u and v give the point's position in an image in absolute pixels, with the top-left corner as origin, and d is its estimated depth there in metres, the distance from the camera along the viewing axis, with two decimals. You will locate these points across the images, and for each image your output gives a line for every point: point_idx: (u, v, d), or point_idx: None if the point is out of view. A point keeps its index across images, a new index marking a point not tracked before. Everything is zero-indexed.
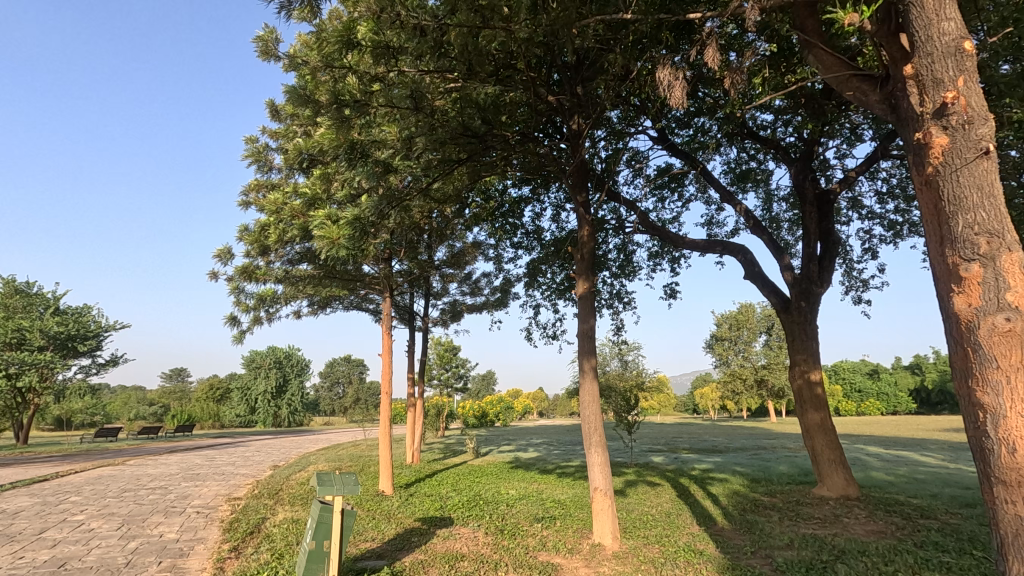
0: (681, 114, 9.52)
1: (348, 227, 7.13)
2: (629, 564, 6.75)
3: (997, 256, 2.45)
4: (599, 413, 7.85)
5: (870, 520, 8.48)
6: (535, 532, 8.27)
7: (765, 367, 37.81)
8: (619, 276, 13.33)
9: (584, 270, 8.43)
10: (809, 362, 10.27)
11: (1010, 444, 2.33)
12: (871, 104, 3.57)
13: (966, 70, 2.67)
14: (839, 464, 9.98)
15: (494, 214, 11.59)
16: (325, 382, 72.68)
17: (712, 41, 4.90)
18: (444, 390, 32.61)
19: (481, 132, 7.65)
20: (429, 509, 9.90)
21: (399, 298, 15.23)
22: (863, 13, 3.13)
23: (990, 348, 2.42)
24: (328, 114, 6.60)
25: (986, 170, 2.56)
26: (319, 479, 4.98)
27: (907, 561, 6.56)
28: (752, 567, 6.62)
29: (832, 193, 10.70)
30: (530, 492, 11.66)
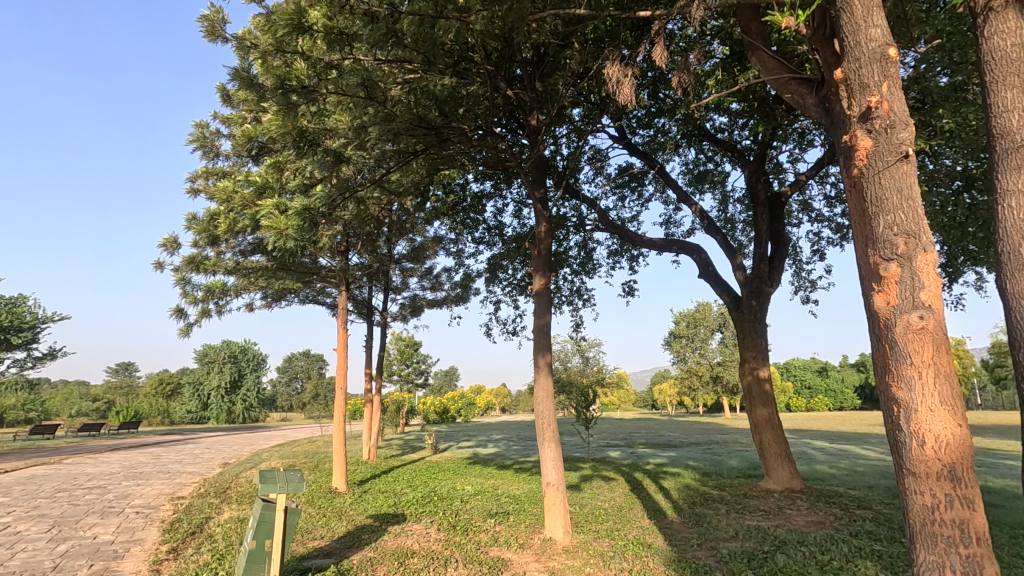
0: (642, 114, 9.61)
1: (297, 217, 6.89)
2: (579, 558, 6.79)
3: (913, 256, 2.54)
4: (552, 410, 7.86)
5: (811, 512, 8.81)
6: (487, 528, 8.25)
7: (720, 364, 38.96)
8: (580, 273, 13.47)
9: (541, 267, 8.42)
10: (758, 360, 10.59)
11: (920, 437, 2.43)
12: (807, 107, 3.66)
13: (891, 75, 2.75)
14: (784, 458, 10.34)
15: (454, 209, 11.51)
16: (283, 378, 70.96)
17: (660, 41, 4.94)
18: (404, 386, 32.37)
19: (437, 124, 7.36)
20: (383, 506, 9.77)
21: (357, 292, 15.00)
22: (798, 18, 3.15)
23: (905, 345, 2.50)
24: (274, 98, 6.46)
25: (906, 173, 2.65)
26: (261, 476, 4.78)
27: (842, 550, 6.84)
28: (697, 559, 6.77)
29: (784, 195, 11.00)
30: (485, 488, 11.64)
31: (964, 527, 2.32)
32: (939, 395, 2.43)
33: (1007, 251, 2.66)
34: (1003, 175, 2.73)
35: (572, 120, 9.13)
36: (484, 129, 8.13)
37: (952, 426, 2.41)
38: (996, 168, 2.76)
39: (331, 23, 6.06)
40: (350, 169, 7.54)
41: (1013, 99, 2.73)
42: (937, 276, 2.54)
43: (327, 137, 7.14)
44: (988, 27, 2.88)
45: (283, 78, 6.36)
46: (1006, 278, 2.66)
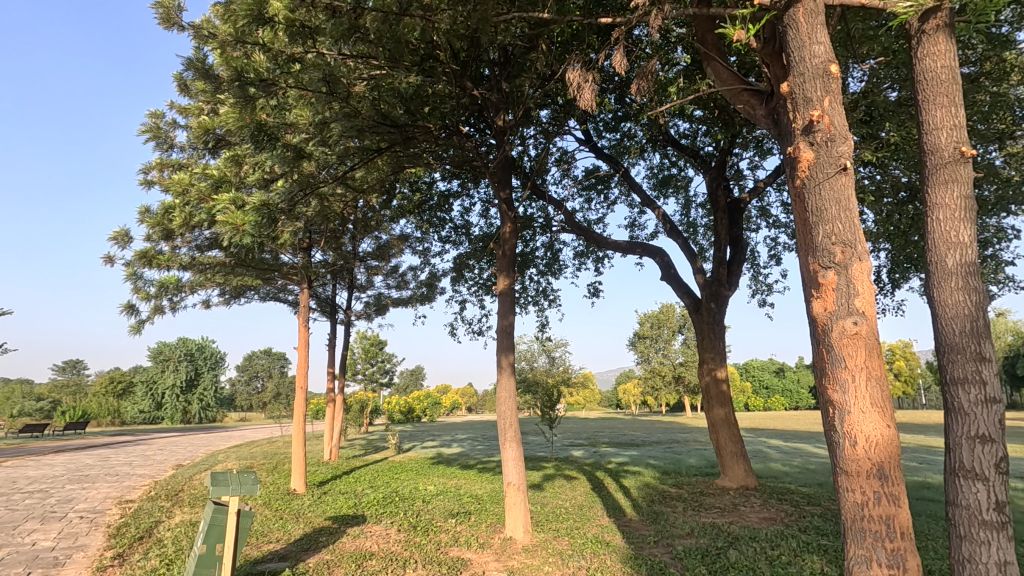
0: (609, 117, 9.71)
1: (254, 213, 6.74)
2: (538, 557, 6.84)
3: (849, 265, 2.66)
4: (514, 410, 7.89)
5: (763, 508, 9.11)
6: (448, 528, 8.23)
7: (682, 364, 39.77)
8: (546, 274, 13.57)
9: (505, 267, 8.45)
10: (716, 361, 10.87)
11: (852, 437, 2.55)
12: (757, 118, 3.80)
13: (832, 91, 2.87)
14: (739, 456, 10.65)
15: (420, 208, 11.42)
16: (242, 377, 69.05)
17: (620, 48, 5.02)
18: (368, 385, 31.99)
19: (401, 122, 7.36)
20: (342, 507, 9.60)
21: (319, 290, 14.75)
22: (749, 31, 3.24)
23: (840, 349, 2.62)
24: (231, 91, 6.23)
25: (844, 185, 2.76)
26: (212, 478, 4.61)
27: (791, 545, 7.09)
28: (653, 556, 6.91)
29: (742, 202, 11.31)
30: (448, 488, 11.60)
31: (890, 522, 2.45)
32: (871, 398, 2.55)
33: (933, 261, 2.82)
34: (933, 190, 2.88)
35: (540, 122, 9.20)
36: (449, 129, 8.11)
37: (882, 427, 2.53)
38: (926, 183, 2.91)
39: (293, 16, 5.83)
40: (312, 165, 7.40)
41: (942, 118, 2.90)
42: (870, 284, 2.66)
43: (286, 132, 6.99)
44: (921, 48, 3.03)
45: (240, 69, 6.12)
46: (933, 286, 2.81)
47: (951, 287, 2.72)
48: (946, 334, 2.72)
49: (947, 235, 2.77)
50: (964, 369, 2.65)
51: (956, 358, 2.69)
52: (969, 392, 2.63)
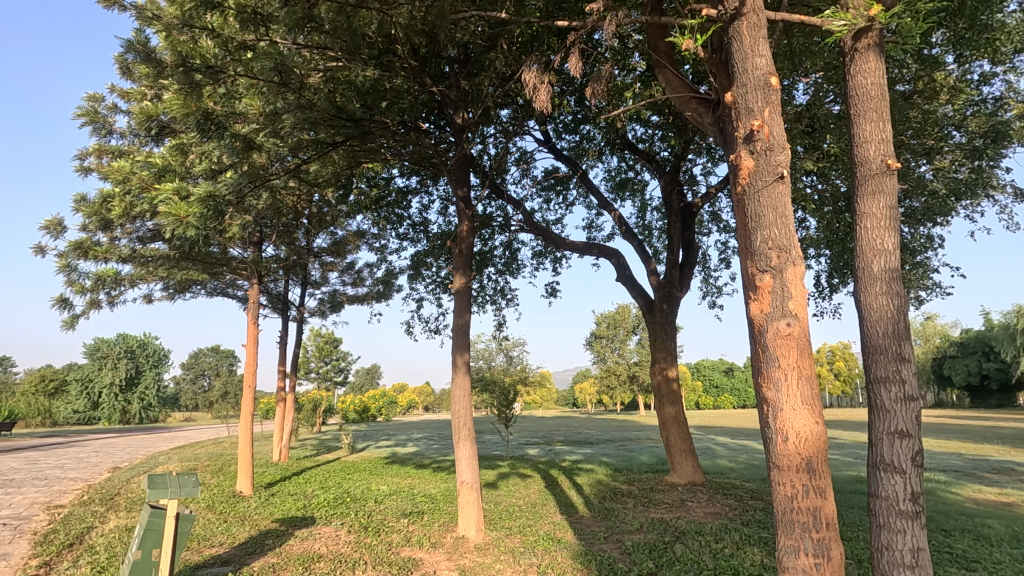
0: (568, 119, 9.81)
1: (200, 204, 6.45)
2: (490, 555, 6.85)
3: (784, 268, 2.79)
4: (469, 409, 7.87)
5: (709, 503, 9.43)
6: (400, 528, 8.14)
7: (637, 364, 40.62)
8: (504, 273, 13.60)
9: (461, 265, 8.41)
10: (668, 360, 11.16)
11: (783, 433, 2.68)
12: (704, 126, 3.93)
13: (772, 103, 2.99)
14: (688, 453, 10.98)
15: (377, 203, 11.24)
16: (188, 375, 66.25)
17: (576, 52, 5.08)
18: (322, 383, 31.29)
19: (357, 116, 7.18)
20: (290, 509, 9.35)
21: (271, 285, 14.32)
22: (698, 41, 3.33)
23: (774, 349, 2.74)
24: (175, 77, 6.00)
25: (781, 193, 2.89)
26: (149, 480, 4.38)
27: (734, 538, 7.37)
28: (603, 551, 7.05)
29: (695, 206, 11.63)
30: (401, 487, 11.48)
31: (817, 514, 2.59)
32: (801, 396, 2.68)
33: (861, 267, 2.98)
34: (862, 199, 3.05)
35: (500, 121, 9.21)
36: (407, 125, 8.01)
37: (810, 423, 2.67)
38: (856, 193, 3.08)
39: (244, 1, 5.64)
40: (263, 156, 7.18)
41: (871, 132, 3.07)
42: (803, 287, 2.80)
43: (235, 122, 6.75)
44: (854, 65, 3.21)
45: (184, 55, 5.86)
46: (861, 290, 2.98)
47: (876, 292, 2.89)
48: (871, 336, 2.88)
49: (873, 243, 2.94)
50: (886, 368, 2.82)
51: (879, 357, 2.86)
52: (890, 390, 2.80)
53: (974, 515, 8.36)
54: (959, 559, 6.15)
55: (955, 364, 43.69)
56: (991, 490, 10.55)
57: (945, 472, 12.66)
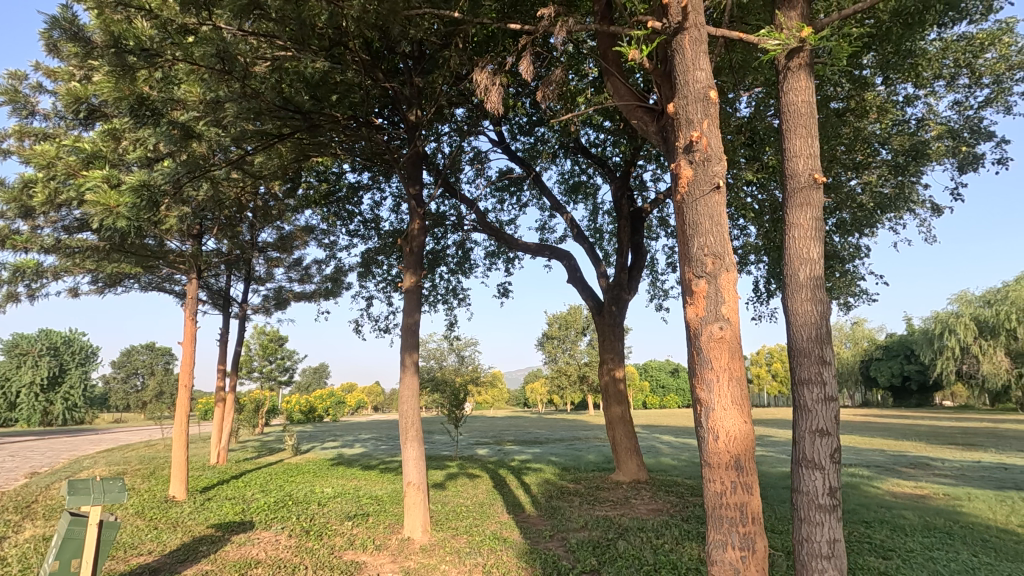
0: (523, 121, 9.86)
1: (132, 194, 6.08)
2: (435, 556, 6.81)
3: (718, 275, 2.91)
4: (417, 409, 7.78)
5: (652, 500, 9.70)
6: (343, 531, 7.98)
7: (587, 364, 41.31)
8: (456, 273, 13.55)
9: (412, 264, 8.31)
10: (615, 361, 11.42)
11: (714, 432, 2.80)
12: (649, 134, 4.06)
13: (710, 115, 3.11)
14: (633, 452, 11.25)
15: (327, 199, 10.95)
16: (119, 374, 62.55)
17: (527, 56, 5.13)
18: (265, 383, 30.24)
19: (305, 108, 6.97)
20: (228, 514, 8.99)
21: (211, 281, 13.72)
22: (642, 52, 3.42)
23: (708, 352, 2.86)
24: (106, 58, 5.63)
25: (717, 202, 3.01)
26: (69, 487, 4.09)
27: (674, 534, 7.63)
28: (548, 550, 7.13)
29: (644, 211, 11.94)
30: (347, 489, 11.23)
31: (744, 509, 2.71)
32: (731, 396, 2.81)
33: (789, 274, 3.15)
34: (791, 211, 3.22)
35: (455, 120, 9.18)
36: (358, 120, 7.85)
37: (739, 423, 2.79)
38: (787, 204, 3.25)
39: None
40: (203, 145, 6.86)
41: (801, 147, 3.25)
42: (735, 293, 2.93)
43: (173, 108, 6.43)
44: (785, 83, 3.39)
45: (117, 35, 5.46)
46: (788, 297, 3.15)
47: (802, 298, 3.06)
48: (797, 339, 3.05)
49: (800, 251, 3.12)
50: (809, 370, 2.99)
51: (803, 360, 3.03)
52: (813, 390, 2.97)
53: (892, 507, 8.96)
54: (877, 549, 6.59)
55: (880, 366, 46.74)
56: (907, 484, 11.35)
57: (868, 468, 13.51)
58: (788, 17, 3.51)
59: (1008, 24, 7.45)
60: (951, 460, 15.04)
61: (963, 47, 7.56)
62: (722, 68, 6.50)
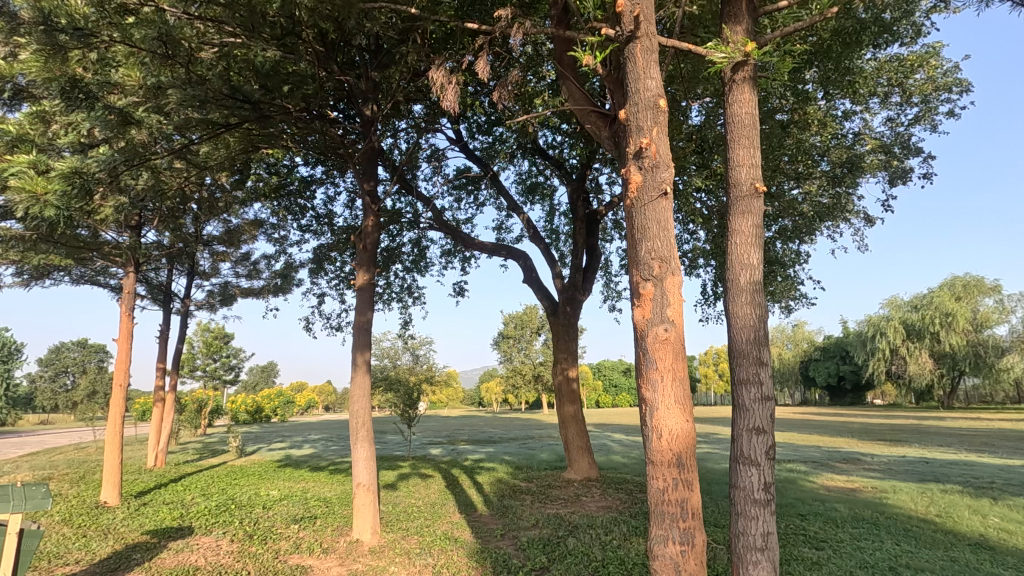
0: (481, 120, 9.85)
1: (62, 181, 5.71)
2: (384, 558, 6.72)
3: (664, 278, 3.00)
4: (368, 409, 7.65)
5: (602, 498, 9.89)
6: (289, 535, 7.76)
7: (542, 364, 41.62)
8: (412, 271, 13.40)
9: (366, 261, 8.14)
10: (568, 361, 11.57)
11: (657, 431, 2.88)
12: (602, 139, 4.14)
13: (660, 123, 3.21)
14: (585, 450, 11.42)
15: (277, 192, 10.61)
16: (47, 372, 58.68)
17: (484, 56, 5.12)
18: (209, 382, 29.01)
19: (254, 98, 6.72)
20: (165, 519, 8.58)
21: (151, 274, 13.05)
22: (596, 57, 3.47)
23: (653, 353, 2.95)
24: (34, 36, 5.20)
25: (664, 208, 3.10)
26: None
27: (622, 530, 7.80)
28: (498, 548, 7.16)
29: (599, 214, 12.14)
30: (294, 492, 10.92)
31: (684, 504, 2.81)
32: (674, 396, 2.90)
33: (731, 279, 3.28)
34: (734, 218, 3.36)
35: (412, 116, 9.08)
36: (311, 113, 7.65)
37: (681, 421, 2.89)
38: (730, 211, 3.38)
39: None
40: (142, 132, 6.51)
41: (743, 157, 3.39)
42: (680, 295, 3.03)
43: (110, 93, 6.09)
44: (731, 94, 3.52)
45: (47, 11, 5.13)
46: (730, 300, 3.28)
47: (742, 301, 3.19)
48: (737, 341, 3.18)
49: (741, 257, 3.25)
50: (747, 371, 3.13)
51: (742, 361, 3.16)
52: (750, 390, 3.10)
53: (825, 501, 9.47)
54: (810, 540, 6.95)
55: (818, 367, 49.18)
56: (839, 478, 12.00)
57: (805, 463, 14.22)
58: (734, 31, 3.65)
59: (935, 48, 8.00)
60: (879, 455, 16.01)
61: (895, 68, 8.05)
62: (675, 76, 6.69)
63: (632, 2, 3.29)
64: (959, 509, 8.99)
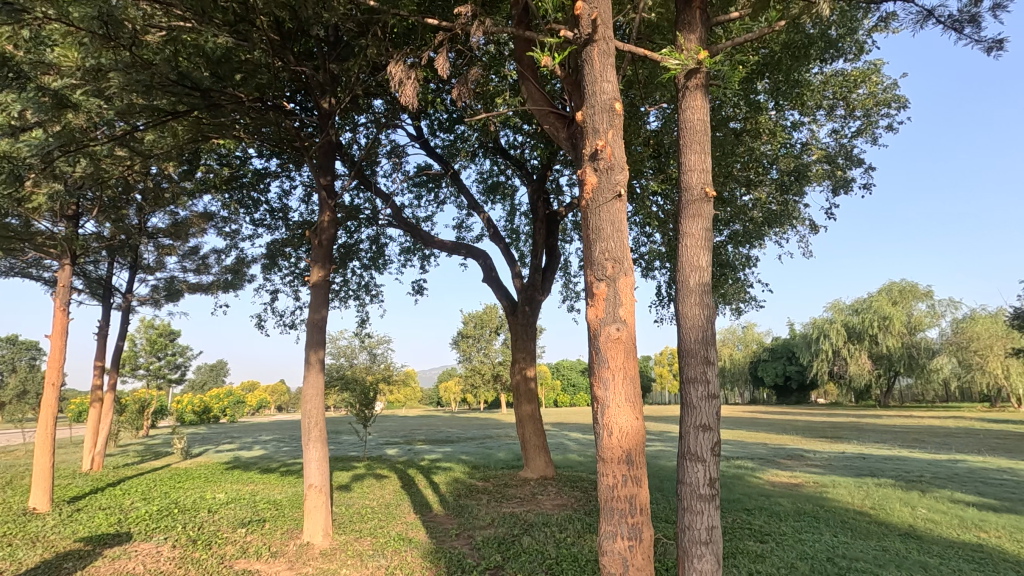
0: (443, 117, 9.79)
1: None
2: (335, 560, 6.58)
3: (617, 278, 3.05)
4: (321, 409, 7.47)
5: (557, 496, 9.99)
6: (235, 539, 7.50)
7: (501, 364, 41.68)
8: (370, 268, 13.18)
9: (321, 258, 7.94)
10: (526, 360, 11.63)
11: (608, 429, 2.93)
12: (559, 139, 4.18)
13: (615, 126, 3.26)
14: (541, 449, 11.51)
15: (228, 184, 10.21)
16: None
17: (444, 52, 5.08)
18: (152, 381, 27.71)
19: (205, 86, 6.44)
20: (100, 526, 8.14)
21: (88, 267, 12.34)
22: (555, 59, 3.49)
23: (605, 352, 2.99)
24: None
25: (618, 210, 3.16)
26: None
27: (576, 528, 7.89)
28: (453, 548, 7.13)
29: (559, 215, 12.24)
30: (242, 495, 10.57)
31: (632, 501, 2.87)
32: (625, 394, 2.95)
33: (681, 280, 3.37)
34: (685, 221, 3.45)
35: (373, 111, 8.95)
36: (265, 103, 7.38)
37: (631, 419, 2.95)
38: (681, 214, 3.47)
39: None
40: (80, 117, 6.10)
41: (695, 162, 3.49)
42: (632, 295, 3.09)
43: (44, 74, 5.72)
44: (683, 101, 3.62)
45: None
46: (680, 301, 3.37)
47: (691, 302, 3.29)
48: (687, 340, 3.26)
49: (692, 259, 3.34)
50: (695, 369, 3.21)
51: (691, 359, 3.25)
52: (698, 388, 3.19)
53: (770, 495, 9.85)
54: (755, 534, 7.21)
55: (766, 367, 51.16)
56: (784, 474, 12.52)
57: (752, 460, 14.75)
58: (688, 40, 3.75)
59: (876, 65, 8.44)
60: (821, 452, 16.77)
61: (840, 82, 8.46)
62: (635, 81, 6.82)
63: (590, 6, 3.34)
64: (891, 501, 9.52)
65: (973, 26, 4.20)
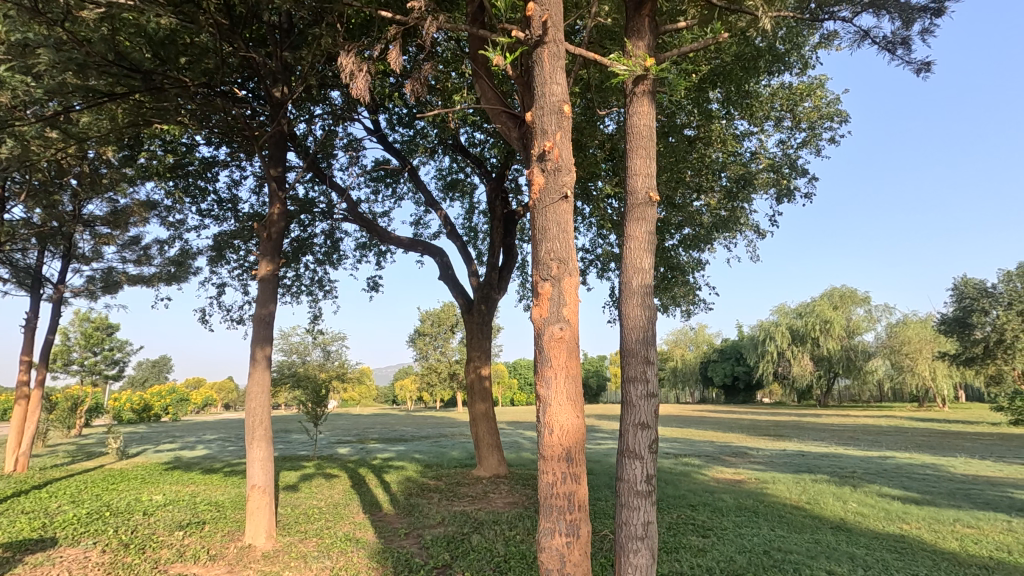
0: (401, 112, 9.66)
1: None
2: (278, 563, 6.39)
3: (561, 278, 3.08)
4: (266, 407, 7.22)
5: (509, 494, 10.02)
6: (172, 542, 7.19)
7: (458, 362, 41.53)
8: (324, 263, 12.88)
9: (270, 251, 7.66)
10: (481, 359, 11.60)
11: (549, 427, 2.97)
12: (511, 139, 4.22)
13: (563, 128, 3.28)
14: (494, 447, 11.53)
15: (172, 172, 9.75)
16: None
17: (397, 45, 5.00)
18: (87, 377, 26.30)
19: (145, 68, 6.13)
20: (23, 531, 7.65)
21: (16, 256, 11.55)
22: (506, 59, 3.48)
23: (548, 351, 3.03)
24: None
25: (564, 211, 3.19)
26: None
27: (526, 525, 7.95)
28: (401, 548, 7.04)
29: (517, 214, 12.25)
30: (181, 495, 10.15)
31: (570, 497, 2.91)
32: (566, 392, 2.99)
33: (624, 282, 3.45)
34: (629, 223, 3.52)
35: (329, 103, 8.74)
36: (212, 89, 7.02)
37: (572, 417, 2.99)
38: (626, 217, 3.55)
39: None
40: (4, 95, 5.71)
41: (641, 166, 3.56)
42: (576, 295, 3.13)
43: None
44: (631, 106, 3.69)
45: None
46: (623, 302, 3.44)
47: (633, 303, 3.37)
48: (628, 340, 3.34)
49: (635, 261, 3.42)
50: (636, 369, 3.28)
51: (632, 359, 3.32)
52: (638, 387, 3.26)
53: (713, 492, 10.18)
54: (698, 528, 7.45)
55: (716, 367, 52.87)
56: (728, 471, 12.96)
57: (699, 458, 15.20)
58: (636, 46, 3.83)
59: (820, 80, 8.83)
60: (763, 450, 17.45)
61: (787, 95, 8.81)
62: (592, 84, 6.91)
63: (542, 7, 3.36)
64: (824, 496, 10.00)
65: (904, 48, 4.46)
